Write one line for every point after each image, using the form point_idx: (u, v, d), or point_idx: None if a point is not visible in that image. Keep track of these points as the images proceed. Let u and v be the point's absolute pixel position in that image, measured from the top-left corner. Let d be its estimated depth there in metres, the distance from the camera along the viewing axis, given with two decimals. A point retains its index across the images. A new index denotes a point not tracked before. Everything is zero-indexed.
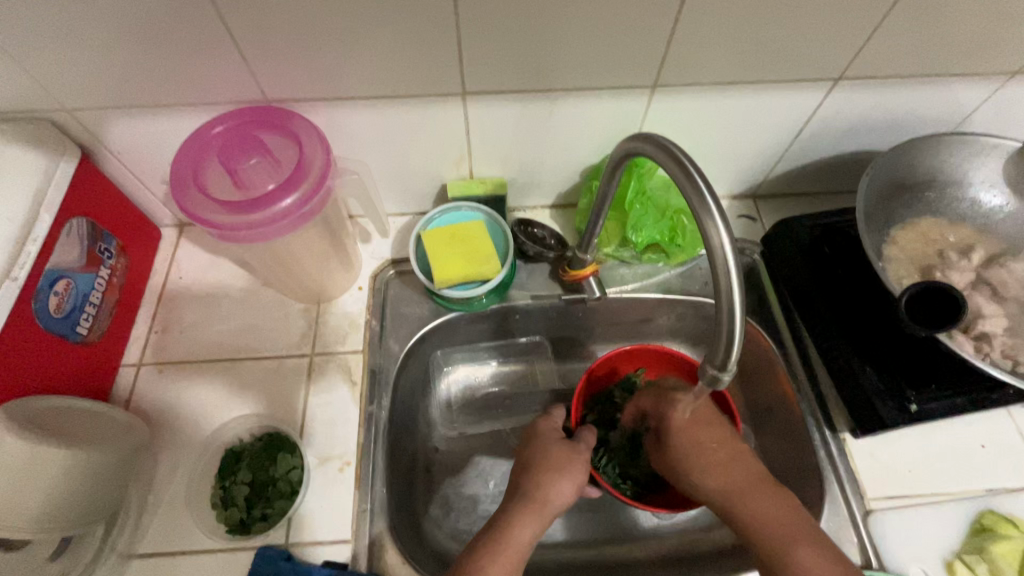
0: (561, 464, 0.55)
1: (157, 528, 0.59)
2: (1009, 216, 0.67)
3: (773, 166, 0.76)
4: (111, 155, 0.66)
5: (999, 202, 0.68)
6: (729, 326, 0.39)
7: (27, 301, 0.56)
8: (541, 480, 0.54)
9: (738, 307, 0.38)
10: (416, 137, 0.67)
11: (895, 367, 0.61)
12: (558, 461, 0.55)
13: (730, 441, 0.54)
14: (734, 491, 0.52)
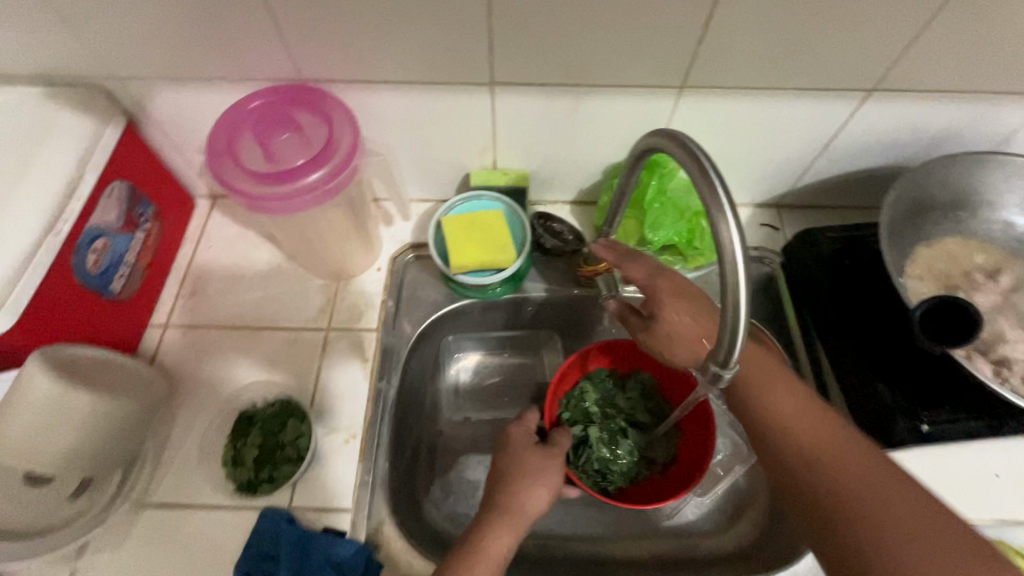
0: (535, 472, 0.58)
1: (169, 481, 0.62)
2: None
3: (799, 176, 0.75)
4: (153, 124, 0.69)
5: None
6: (733, 325, 0.38)
7: (67, 255, 0.59)
8: (519, 484, 0.57)
9: (744, 307, 0.38)
10: (442, 124, 0.68)
11: (910, 386, 0.60)
12: (531, 469, 0.58)
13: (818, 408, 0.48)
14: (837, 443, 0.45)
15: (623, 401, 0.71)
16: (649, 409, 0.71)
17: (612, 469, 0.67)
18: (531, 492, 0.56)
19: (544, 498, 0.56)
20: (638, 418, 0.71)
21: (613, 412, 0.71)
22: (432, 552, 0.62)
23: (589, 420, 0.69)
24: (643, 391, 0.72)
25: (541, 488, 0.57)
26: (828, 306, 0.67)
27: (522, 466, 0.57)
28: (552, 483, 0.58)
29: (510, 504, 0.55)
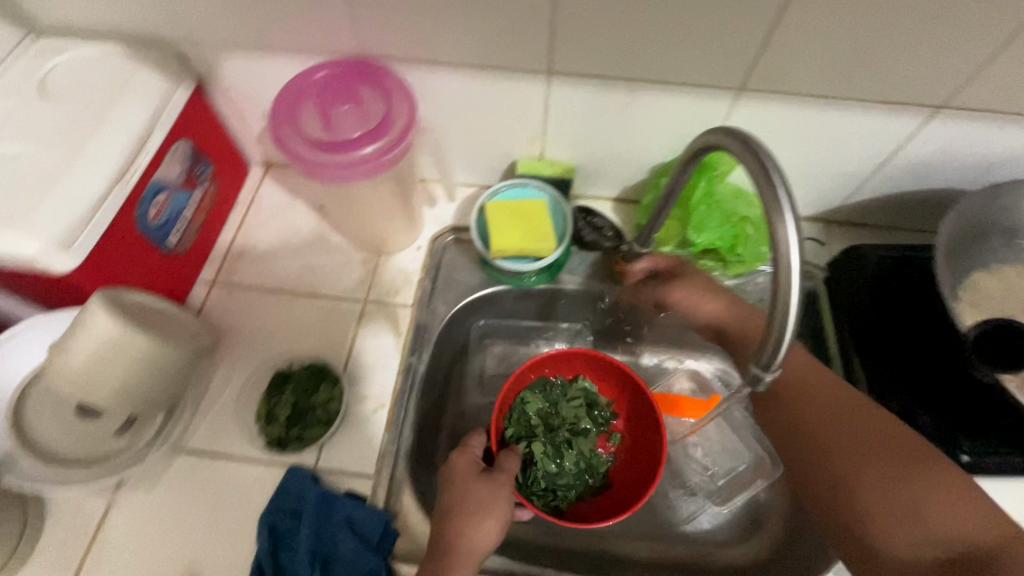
0: (479, 505, 0.54)
1: (205, 429, 0.64)
2: None
3: (852, 192, 0.74)
4: (219, 89, 0.72)
5: None
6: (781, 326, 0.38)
7: (133, 206, 0.62)
8: (465, 525, 0.53)
9: (792, 313, 0.37)
10: (495, 110, 0.69)
11: (951, 414, 0.59)
12: (479, 501, 0.54)
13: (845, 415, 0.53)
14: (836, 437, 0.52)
15: (568, 410, 0.68)
16: (592, 416, 0.69)
17: (561, 485, 0.64)
18: (475, 532, 0.53)
19: (492, 534, 0.53)
20: (581, 426, 0.68)
21: (558, 422, 0.68)
22: None
23: (533, 433, 0.66)
24: (588, 399, 0.69)
25: (486, 523, 0.53)
26: (874, 326, 0.65)
27: None
28: (503, 512, 0.54)
29: (456, 549, 0.52)
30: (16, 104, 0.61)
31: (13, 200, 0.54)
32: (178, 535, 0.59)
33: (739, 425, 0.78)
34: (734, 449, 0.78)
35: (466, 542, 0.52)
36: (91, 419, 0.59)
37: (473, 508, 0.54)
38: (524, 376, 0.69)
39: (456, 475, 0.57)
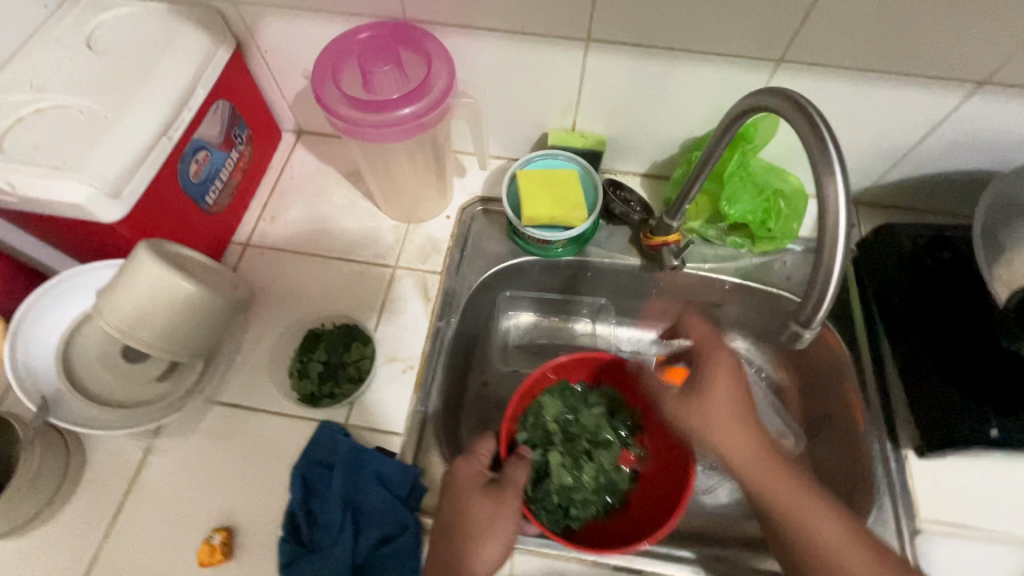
0: (481, 526, 0.53)
1: (238, 384, 0.66)
2: None
3: (884, 171, 0.73)
4: (258, 53, 0.72)
5: None
6: (825, 280, 0.39)
7: (175, 162, 0.63)
8: (467, 539, 0.53)
9: (838, 268, 0.39)
10: (531, 77, 0.69)
11: (981, 389, 0.58)
12: (478, 520, 0.53)
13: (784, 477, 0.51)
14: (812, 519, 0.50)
15: (587, 419, 0.68)
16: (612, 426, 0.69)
17: (574, 500, 0.64)
18: (477, 545, 0.52)
19: (495, 557, 0.52)
20: (600, 438, 0.67)
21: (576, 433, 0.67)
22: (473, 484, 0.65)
23: (551, 441, 0.66)
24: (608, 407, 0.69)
25: (486, 540, 0.53)
26: (904, 303, 0.65)
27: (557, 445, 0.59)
28: (506, 535, 0.54)
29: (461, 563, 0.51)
30: (64, 57, 0.62)
31: (67, 148, 0.56)
32: (211, 484, 0.61)
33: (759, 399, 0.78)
34: None
35: (471, 555, 0.52)
36: (134, 363, 0.60)
37: (476, 517, 0.54)
38: (545, 380, 0.68)
39: (459, 485, 0.56)
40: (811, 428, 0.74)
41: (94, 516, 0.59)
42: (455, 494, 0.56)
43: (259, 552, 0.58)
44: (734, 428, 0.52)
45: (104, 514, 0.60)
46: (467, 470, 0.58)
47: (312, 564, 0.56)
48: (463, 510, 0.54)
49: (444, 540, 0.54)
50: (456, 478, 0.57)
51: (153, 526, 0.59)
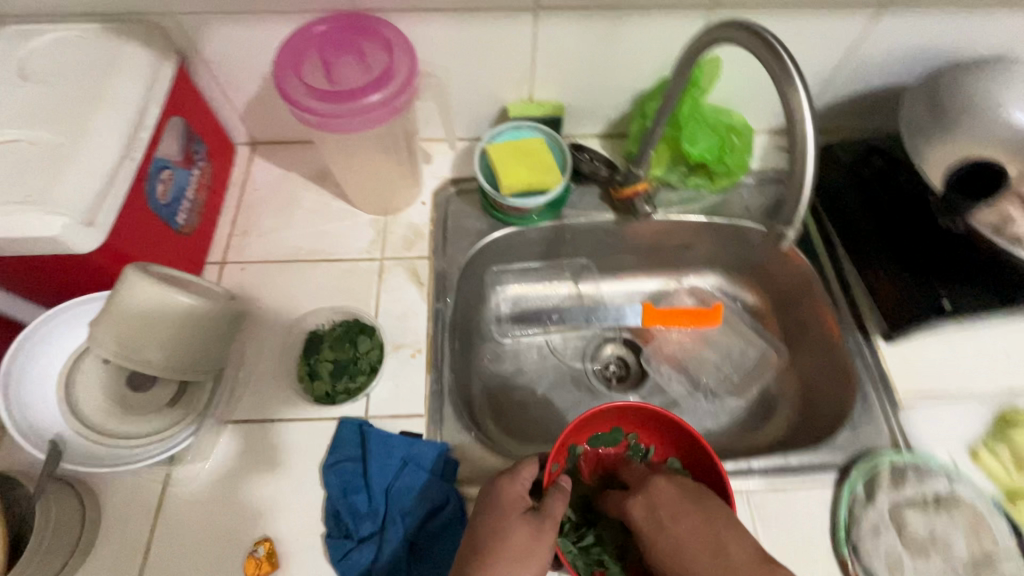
0: (519, 548, 0.50)
1: (247, 399, 0.65)
2: None
3: (814, 99, 0.80)
4: (204, 65, 0.71)
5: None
6: (802, 171, 0.45)
7: (140, 185, 0.61)
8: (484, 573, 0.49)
9: (810, 163, 0.45)
10: (485, 53, 0.71)
11: (927, 268, 0.68)
12: (517, 544, 0.50)
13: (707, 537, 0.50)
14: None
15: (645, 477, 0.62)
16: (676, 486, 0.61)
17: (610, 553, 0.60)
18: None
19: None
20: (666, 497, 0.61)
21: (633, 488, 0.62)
22: (500, 445, 0.70)
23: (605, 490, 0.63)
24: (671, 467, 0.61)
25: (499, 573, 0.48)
26: (851, 209, 0.74)
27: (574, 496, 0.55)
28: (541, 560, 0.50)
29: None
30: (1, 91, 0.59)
31: (29, 181, 0.53)
32: (241, 502, 0.60)
33: (737, 322, 0.86)
34: (738, 349, 0.85)
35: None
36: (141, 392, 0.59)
37: (501, 548, 0.50)
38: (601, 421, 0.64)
39: (503, 502, 0.53)
40: (789, 340, 0.83)
41: (124, 558, 0.57)
42: (498, 507, 0.53)
43: (305, 554, 0.57)
44: (679, 553, 0.50)
45: (134, 554, 0.57)
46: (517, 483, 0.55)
47: (364, 553, 0.57)
48: (501, 531, 0.51)
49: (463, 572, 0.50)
50: (495, 489, 0.55)
51: (189, 555, 0.57)
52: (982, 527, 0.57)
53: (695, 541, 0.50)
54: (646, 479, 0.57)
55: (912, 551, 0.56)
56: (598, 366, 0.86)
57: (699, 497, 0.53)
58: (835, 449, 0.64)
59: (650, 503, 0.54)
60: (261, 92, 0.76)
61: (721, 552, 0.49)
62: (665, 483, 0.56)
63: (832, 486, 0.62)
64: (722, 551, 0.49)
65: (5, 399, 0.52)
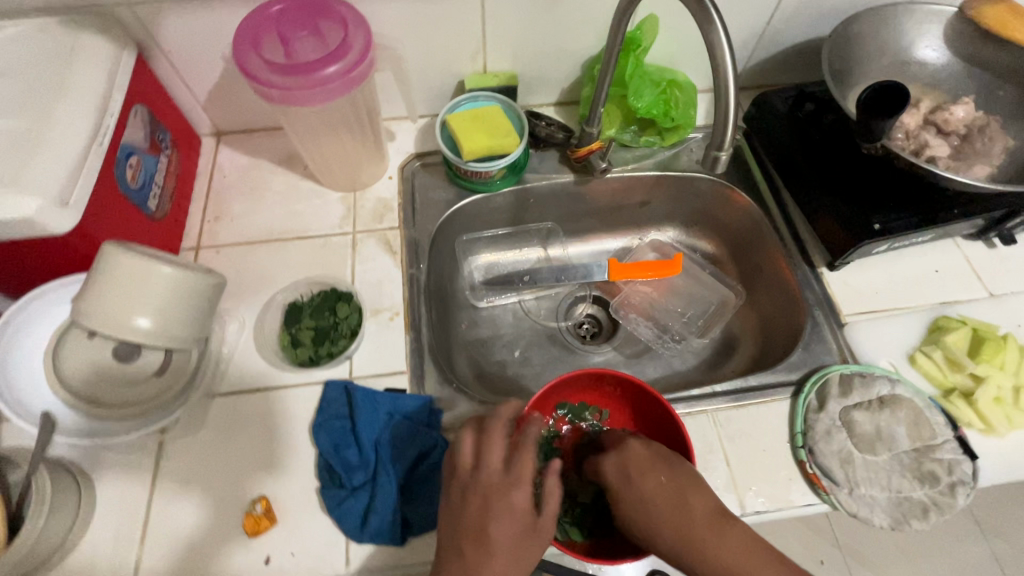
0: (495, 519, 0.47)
1: (234, 371, 0.67)
2: (942, 68, 0.76)
3: (750, 56, 0.85)
4: (162, 55, 0.72)
5: (934, 54, 0.76)
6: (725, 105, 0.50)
7: (110, 170, 0.62)
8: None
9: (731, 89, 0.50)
10: (437, 27, 0.75)
11: (861, 198, 0.72)
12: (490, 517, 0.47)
13: (670, 491, 0.52)
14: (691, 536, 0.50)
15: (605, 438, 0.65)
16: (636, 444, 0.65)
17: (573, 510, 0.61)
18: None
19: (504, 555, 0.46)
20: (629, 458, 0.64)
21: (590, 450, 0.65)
22: (482, 396, 0.73)
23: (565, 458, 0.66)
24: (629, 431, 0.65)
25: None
26: (789, 150, 0.79)
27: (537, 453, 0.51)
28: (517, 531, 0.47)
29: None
30: None
31: None
32: (235, 467, 0.62)
33: (699, 271, 0.92)
34: (700, 295, 0.90)
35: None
36: (130, 363, 0.60)
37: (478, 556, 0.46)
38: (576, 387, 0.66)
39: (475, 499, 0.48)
40: (746, 283, 0.89)
41: (125, 528, 0.59)
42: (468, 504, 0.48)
43: (302, 508, 0.60)
44: (648, 509, 0.52)
45: (134, 522, 0.59)
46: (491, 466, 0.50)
47: (358, 500, 0.59)
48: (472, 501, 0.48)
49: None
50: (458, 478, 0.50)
51: (187, 519, 0.60)
52: (923, 420, 0.63)
53: (663, 499, 0.52)
54: (618, 441, 0.58)
55: (861, 447, 0.62)
56: (571, 323, 0.91)
57: (671, 462, 0.54)
58: (791, 367, 0.70)
59: (622, 464, 0.56)
60: (220, 80, 0.77)
61: (686, 509, 0.51)
62: (639, 444, 0.57)
63: (790, 399, 0.68)
64: (687, 507, 0.51)
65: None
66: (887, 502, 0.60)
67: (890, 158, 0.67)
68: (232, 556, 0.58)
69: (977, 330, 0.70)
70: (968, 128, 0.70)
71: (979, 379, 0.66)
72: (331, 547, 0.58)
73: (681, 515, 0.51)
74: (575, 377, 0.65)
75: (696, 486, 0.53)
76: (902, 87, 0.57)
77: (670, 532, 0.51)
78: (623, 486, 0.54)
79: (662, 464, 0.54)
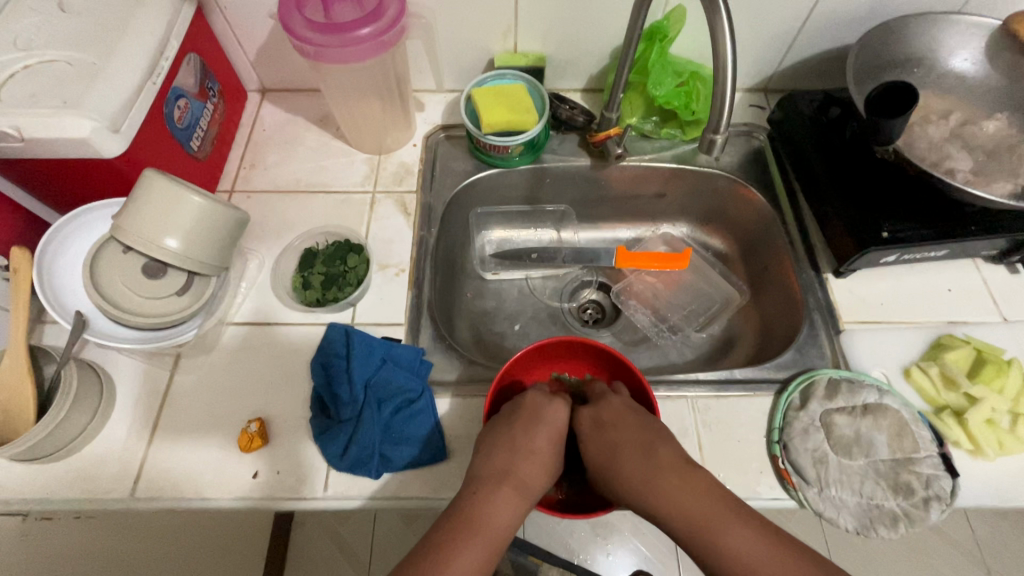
0: (496, 446, 0.56)
1: (249, 304, 0.73)
2: (977, 84, 0.74)
3: (783, 57, 0.85)
4: (219, 10, 0.78)
5: (971, 68, 0.74)
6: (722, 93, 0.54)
7: (160, 108, 0.69)
8: (485, 492, 0.52)
9: (730, 74, 0.53)
10: (472, 4, 0.78)
11: (874, 205, 0.71)
12: (489, 446, 0.56)
13: (636, 437, 0.56)
14: (655, 481, 0.52)
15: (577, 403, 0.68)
16: None
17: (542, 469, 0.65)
18: (490, 513, 0.51)
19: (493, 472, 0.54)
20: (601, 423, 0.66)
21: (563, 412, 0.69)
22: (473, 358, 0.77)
23: None
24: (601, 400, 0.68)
25: (511, 494, 0.52)
26: (809, 153, 0.78)
27: (517, 412, 0.60)
28: (511, 455, 0.55)
29: (471, 532, 0.49)
30: (40, 18, 0.66)
31: (63, 93, 0.61)
32: (237, 390, 0.68)
33: (707, 268, 0.92)
34: (706, 292, 0.91)
35: (480, 536, 0.48)
36: (150, 277, 0.65)
37: (517, 468, 0.55)
38: (557, 353, 0.70)
39: (518, 420, 0.58)
40: (754, 285, 0.89)
41: (137, 428, 0.66)
42: (511, 427, 0.58)
43: (292, 434, 0.65)
44: (614, 455, 0.56)
45: (145, 425, 0.66)
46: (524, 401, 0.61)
47: (342, 431, 0.63)
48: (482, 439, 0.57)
49: (469, 491, 0.53)
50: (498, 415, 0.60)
51: (189, 429, 0.65)
52: (906, 431, 0.62)
53: (630, 444, 0.55)
54: (600, 396, 0.62)
55: (837, 450, 0.62)
56: (575, 305, 0.93)
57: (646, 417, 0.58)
58: (779, 367, 0.70)
59: (597, 414, 0.60)
60: (270, 39, 0.83)
61: (654, 456, 0.54)
62: (616, 400, 0.60)
63: (773, 396, 0.68)
64: (654, 455, 0.54)
65: (38, 264, 0.62)
66: (855, 506, 0.59)
67: (906, 166, 0.66)
68: (226, 466, 0.63)
69: (981, 351, 0.68)
70: (997, 145, 0.69)
71: (973, 399, 0.64)
72: (313, 472, 0.63)
73: (650, 461, 0.54)
74: (555, 340, 0.67)
75: (666, 438, 0.56)
76: (914, 87, 0.59)
77: (636, 479, 0.53)
78: (597, 432, 0.59)
79: (637, 417, 0.58)
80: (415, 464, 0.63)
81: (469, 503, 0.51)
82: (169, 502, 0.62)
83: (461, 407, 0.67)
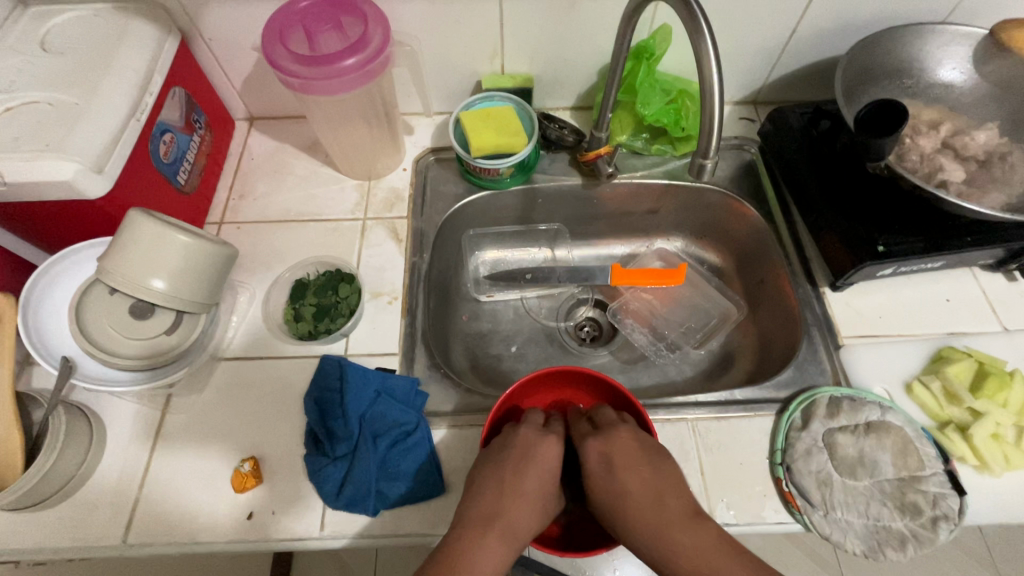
0: (488, 486, 0.56)
1: (240, 339, 0.72)
2: (964, 93, 0.74)
3: (772, 70, 0.85)
4: (203, 42, 0.78)
5: (958, 78, 0.74)
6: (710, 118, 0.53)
7: (146, 144, 0.68)
8: (471, 538, 0.52)
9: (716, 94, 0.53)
10: (458, 27, 0.78)
11: (868, 219, 0.70)
12: (484, 487, 0.56)
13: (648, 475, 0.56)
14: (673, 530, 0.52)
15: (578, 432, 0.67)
16: None
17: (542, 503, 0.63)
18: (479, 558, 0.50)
19: (484, 513, 0.54)
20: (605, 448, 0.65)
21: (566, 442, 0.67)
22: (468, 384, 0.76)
23: None
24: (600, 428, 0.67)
25: (496, 538, 0.52)
26: (800, 167, 0.78)
27: (515, 446, 0.59)
28: (503, 498, 0.55)
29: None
30: (21, 59, 0.66)
31: (45, 135, 0.60)
32: (230, 428, 0.67)
33: (703, 283, 0.91)
34: (704, 306, 0.90)
35: None
36: (139, 317, 0.64)
37: (505, 510, 0.54)
38: (551, 381, 0.68)
39: (510, 457, 0.58)
40: (751, 299, 0.88)
41: (128, 471, 0.64)
42: (500, 467, 0.57)
43: (287, 471, 0.64)
44: (623, 498, 0.55)
45: (136, 468, 0.64)
46: (517, 439, 0.60)
47: (337, 468, 0.62)
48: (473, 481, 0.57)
49: (454, 535, 0.52)
50: (488, 452, 0.59)
51: (182, 470, 0.64)
52: (910, 449, 0.61)
53: (644, 489, 0.55)
54: (610, 425, 0.60)
55: (841, 471, 0.61)
56: (571, 325, 0.91)
57: (656, 456, 0.57)
58: (780, 385, 0.69)
59: (607, 450, 0.58)
60: (255, 69, 0.83)
61: (662, 505, 0.54)
62: (626, 433, 0.59)
63: (775, 415, 0.67)
64: (663, 503, 0.54)
65: (25, 311, 0.62)
66: (862, 529, 0.58)
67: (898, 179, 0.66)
68: (218, 507, 0.62)
69: (982, 363, 0.67)
70: (989, 154, 0.68)
71: (977, 414, 0.63)
72: (309, 510, 0.62)
73: (657, 509, 0.54)
74: (551, 368, 0.66)
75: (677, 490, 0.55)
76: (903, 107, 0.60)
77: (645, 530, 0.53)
78: (605, 471, 0.57)
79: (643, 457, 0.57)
80: (413, 499, 0.61)
81: (456, 545, 0.51)
82: (162, 547, 0.60)
83: (457, 438, 0.66)
